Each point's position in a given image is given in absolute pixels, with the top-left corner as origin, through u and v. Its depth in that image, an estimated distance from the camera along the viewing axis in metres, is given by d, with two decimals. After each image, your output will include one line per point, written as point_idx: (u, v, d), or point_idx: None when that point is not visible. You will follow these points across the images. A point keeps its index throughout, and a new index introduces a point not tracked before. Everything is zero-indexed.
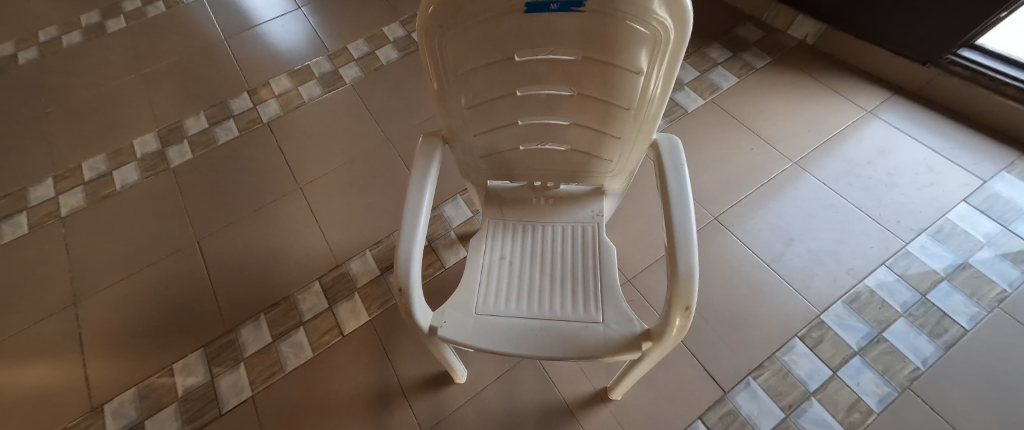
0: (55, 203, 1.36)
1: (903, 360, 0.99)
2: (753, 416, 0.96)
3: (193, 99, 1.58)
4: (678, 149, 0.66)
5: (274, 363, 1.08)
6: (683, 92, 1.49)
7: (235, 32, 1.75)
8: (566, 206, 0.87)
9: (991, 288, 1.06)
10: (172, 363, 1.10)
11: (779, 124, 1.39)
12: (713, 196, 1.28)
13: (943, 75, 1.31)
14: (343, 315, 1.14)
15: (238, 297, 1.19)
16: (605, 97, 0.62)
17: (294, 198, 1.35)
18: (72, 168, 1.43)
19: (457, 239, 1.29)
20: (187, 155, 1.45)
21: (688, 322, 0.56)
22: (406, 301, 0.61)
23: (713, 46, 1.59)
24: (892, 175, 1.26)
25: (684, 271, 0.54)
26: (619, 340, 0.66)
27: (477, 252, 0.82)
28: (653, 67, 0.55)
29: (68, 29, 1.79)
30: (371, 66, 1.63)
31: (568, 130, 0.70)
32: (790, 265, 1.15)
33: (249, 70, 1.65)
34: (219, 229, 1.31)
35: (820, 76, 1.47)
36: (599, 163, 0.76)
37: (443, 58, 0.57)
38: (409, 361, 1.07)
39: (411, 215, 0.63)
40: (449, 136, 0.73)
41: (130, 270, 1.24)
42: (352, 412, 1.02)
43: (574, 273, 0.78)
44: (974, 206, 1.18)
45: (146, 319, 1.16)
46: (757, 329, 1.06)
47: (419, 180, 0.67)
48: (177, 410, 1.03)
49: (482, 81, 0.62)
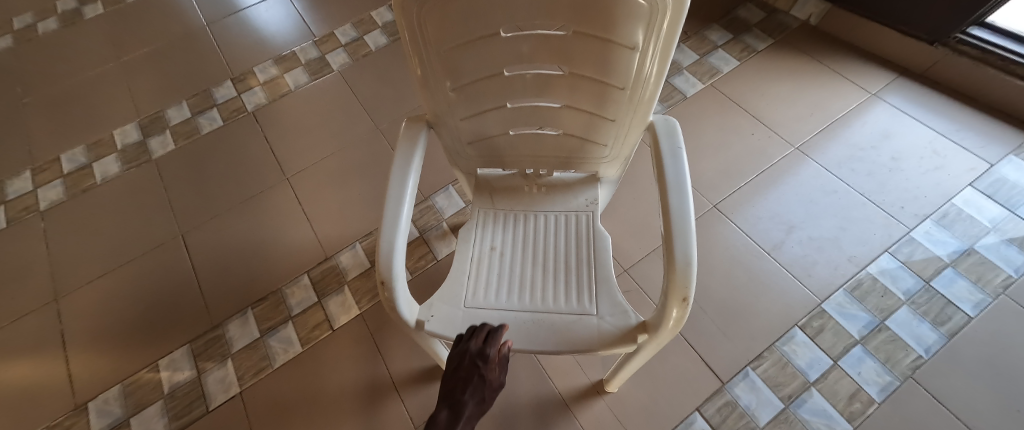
0: (34, 196, 1.32)
1: (906, 348, 0.97)
2: (752, 407, 0.93)
3: (175, 89, 1.53)
4: (676, 132, 0.62)
5: (263, 358, 1.05)
6: (682, 77, 1.45)
7: (217, 17, 1.69)
8: (560, 194, 0.83)
9: (997, 274, 1.03)
10: (158, 359, 1.07)
11: (780, 108, 1.35)
12: (713, 183, 1.24)
13: (950, 55, 1.26)
14: (332, 309, 1.11)
15: (225, 292, 1.16)
16: (599, 77, 0.58)
17: (281, 190, 1.31)
18: (50, 160, 1.39)
19: (449, 230, 1.26)
20: (169, 146, 1.41)
21: (685, 314, 0.53)
22: (389, 295, 0.58)
23: (712, 28, 1.54)
24: (897, 159, 1.22)
25: (681, 261, 0.51)
26: (614, 333, 0.63)
27: (466, 243, 0.78)
28: (649, 41, 0.51)
29: (44, 15, 1.73)
30: (360, 52, 1.57)
31: (560, 113, 0.66)
32: (791, 253, 1.12)
33: (233, 58, 1.59)
34: (203, 222, 1.27)
35: (822, 58, 1.43)
36: (592, 148, 0.72)
37: (422, 34, 0.53)
38: (401, 355, 1.05)
39: (393, 205, 0.59)
40: (435, 121, 0.69)
41: (111, 265, 1.21)
42: (342, 406, 1.00)
43: (567, 263, 0.74)
44: (980, 190, 1.15)
45: (129, 316, 1.13)
46: (758, 319, 1.04)
47: (401, 167, 0.63)
48: (164, 407, 1.00)
49: (466, 60, 0.57)
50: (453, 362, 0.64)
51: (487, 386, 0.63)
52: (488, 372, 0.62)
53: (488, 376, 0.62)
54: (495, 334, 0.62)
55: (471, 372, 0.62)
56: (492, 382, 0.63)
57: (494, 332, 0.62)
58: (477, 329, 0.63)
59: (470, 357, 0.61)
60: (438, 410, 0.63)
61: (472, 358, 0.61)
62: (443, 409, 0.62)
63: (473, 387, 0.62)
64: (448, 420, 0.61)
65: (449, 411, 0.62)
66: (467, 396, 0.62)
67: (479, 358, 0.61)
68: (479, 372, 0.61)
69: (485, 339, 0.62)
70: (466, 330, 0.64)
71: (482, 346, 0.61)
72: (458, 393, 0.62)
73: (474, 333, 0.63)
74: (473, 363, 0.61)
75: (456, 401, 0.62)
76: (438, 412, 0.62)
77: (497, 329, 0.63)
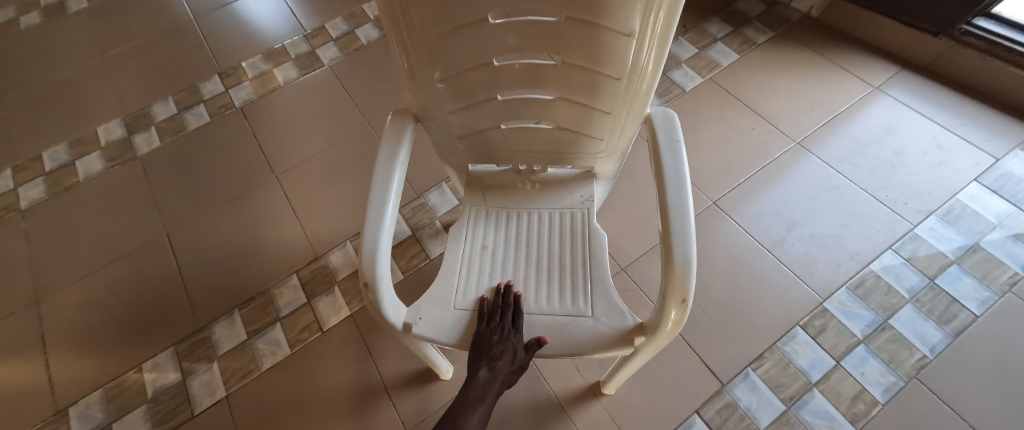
0: (15, 195, 1.29)
1: (910, 348, 0.94)
2: (752, 409, 0.91)
3: (161, 84, 1.49)
4: (675, 125, 0.59)
5: (250, 361, 1.02)
6: (680, 71, 1.42)
7: (205, 11, 1.65)
8: (554, 191, 0.80)
9: (1003, 271, 1.01)
10: (141, 362, 1.04)
11: (780, 102, 1.32)
12: (713, 179, 1.22)
13: (955, 47, 1.24)
14: (322, 310, 1.08)
15: (211, 293, 1.13)
16: (593, 66, 0.55)
17: (270, 188, 1.28)
18: (31, 158, 1.35)
19: (442, 229, 1.23)
20: (155, 143, 1.37)
21: (684, 315, 0.50)
22: (373, 297, 0.55)
23: (712, 21, 1.51)
24: (900, 154, 1.20)
25: (680, 260, 0.48)
26: (611, 336, 0.60)
27: (457, 242, 0.75)
28: (647, 27, 0.48)
29: (27, 10, 1.69)
30: (351, 46, 1.54)
31: (553, 105, 0.63)
32: (792, 251, 1.09)
33: (221, 52, 1.56)
34: (190, 221, 1.24)
35: (824, 50, 1.40)
36: (588, 142, 0.69)
37: (406, 20, 0.50)
38: (392, 357, 1.02)
39: (377, 202, 0.56)
40: (422, 114, 0.66)
41: (94, 266, 1.17)
42: (332, 410, 0.97)
43: (561, 262, 0.71)
44: (986, 185, 1.12)
45: (112, 318, 1.10)
46: (759, 318, 1.01)
47: (386, 162, 0.60)
48: (148, 412, 0.97)
49: (453, 48, 0.54)
50: (482, 336, 0.63)
51: (517, 357, 0.65)
52: (520, 347, 0.64)
53: (519, 350, 0.64)
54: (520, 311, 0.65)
55: (506, 343, 0.64)
56: (521, 354, 0.65)
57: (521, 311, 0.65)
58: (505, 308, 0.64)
59: (503, 336, 0.63)
60: (474, 368, 0.65)
61: (505, 335, 0.63)
62: (480, 369, 0.65)
63: (508, 355, 0.65)
64: (487, 378, 0.65)
65: (487, 367, 0.65)
66: (502, 360, 0.65)
67: (513, 334, 0.63)
68: (513, 345, 0.64)
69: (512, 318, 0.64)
70: (487, 310, 0.65)
71: (513, 325, 0.64)
72: (493, 358, 0.64)
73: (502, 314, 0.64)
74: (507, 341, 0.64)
75: (492, 363, 0.65)
76: (476, 372, 0.65)
77: (522, 309, 0.65)
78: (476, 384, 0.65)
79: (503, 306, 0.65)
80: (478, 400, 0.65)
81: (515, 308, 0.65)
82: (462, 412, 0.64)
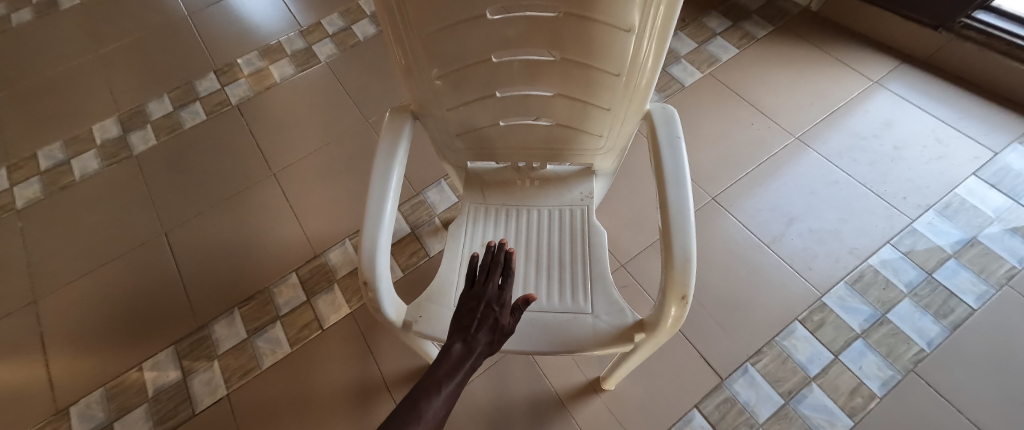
0: (10, 195, 1.28)
1: (908, 342, 0.95)
2: (751, 403, 0.91)
3: (156, 82, 1.48)
4: (674, 121, 0.59)
5: (251, 359, 1.02)
6: (680, 66, 1.41)
7: (198, 7, 1.64)
8: (554, 188, 0.80)
9: (1000, 265, 1.01)
10: (141, 362, 1.03)
11: (779, 97, 1.32)
12: (712, 175, 1.21)
13: (955, 40, 1.23)
14: (321, 308, 1.08)
15: (210, 292, 1.12)
16: (592, 62, 0.55)
17: (267, 186, 1.27)
18: (26, 157, 1.34)
19: (440, 226, 1.22)
20: (150, 141, 1.37)
21: (684, 312, 0.50)
22: (372, 295, 0.55)
23: (711, 15, 1.50)
24: (898, 148, 1.20)
25: (680, 257, 0.48)
26: (610, 332, 0.61)
27: (456, 240, 0.75)
28: (646, 22, 0.48)
29: (18, 6, 1.67)
30: (348, 42, 1.53)
31: (551, 102, 0.63)
32: (791, 246, 1.10)
33: (216, 49, 1.54)
34: (187, 220, 1.23)
35: (824, 45, 1.39)
36: (587, 138, 0.69)
37: (402, 17, 0.49)
38: (391, 354, 1.02)
39: (377, 200, 0.56)
40: (420, 111, 0.66)
41: (92, 265, 1.17)
42: (332, 406, 0.97)
43: (561, 260, 0.71)
44: (984, 179, 1.12)
45: (110, 317, 1.09)
46: (758, 313, 1.02)
47: (384, 160, 0.59)
48: (149, 410, 0.97)
49: (451, 45, 0.54)
50: (464, 301, 0.55)
51: (500, 328, 0.54)
52: (503, 314, 0.55)
53: (502, 318, 0.55)
54: (509, 277, 0.58)
55: (488, 311, 0.54)
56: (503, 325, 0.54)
57: (509, 276, 0.57)
58: (491, 270, 0.57)
59: (485, 299, 0.55)
60: (447, 344, 0.51)
61: (488, 301, 0.55)
62: (454, 342, 0.50)
63: (489, 325, 0.53)
64: (463, 352, 0.49)
65: (463, 341, 0.50)
66: (482, 331, 0.52)
67: (496, 299, 0.55)
68: (495, 313, 0.54)
69: (499, 280, 0.57)
70: (473, 272, 0.58)
71: (499, 288, 0.56)
72: (471, 329, 0.52)
73: (488, 275, 0.57)
74: (490, 305, 0.54)
75: (469, 336, 0.51)
76: (449, 346, 0.50)
77: (512, 271, 0.58)
78: (448, 359, 0.48)
79: (491, 266, 0.58)
80: (450, 375, 0.46)
81: (506, 266, 0.58)
82: (427, 388, 0.44)
